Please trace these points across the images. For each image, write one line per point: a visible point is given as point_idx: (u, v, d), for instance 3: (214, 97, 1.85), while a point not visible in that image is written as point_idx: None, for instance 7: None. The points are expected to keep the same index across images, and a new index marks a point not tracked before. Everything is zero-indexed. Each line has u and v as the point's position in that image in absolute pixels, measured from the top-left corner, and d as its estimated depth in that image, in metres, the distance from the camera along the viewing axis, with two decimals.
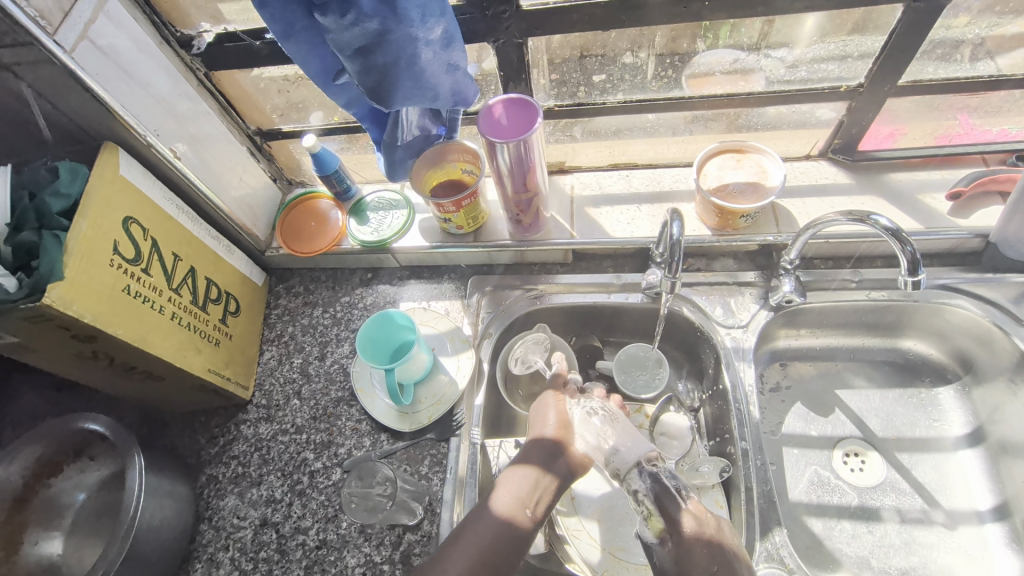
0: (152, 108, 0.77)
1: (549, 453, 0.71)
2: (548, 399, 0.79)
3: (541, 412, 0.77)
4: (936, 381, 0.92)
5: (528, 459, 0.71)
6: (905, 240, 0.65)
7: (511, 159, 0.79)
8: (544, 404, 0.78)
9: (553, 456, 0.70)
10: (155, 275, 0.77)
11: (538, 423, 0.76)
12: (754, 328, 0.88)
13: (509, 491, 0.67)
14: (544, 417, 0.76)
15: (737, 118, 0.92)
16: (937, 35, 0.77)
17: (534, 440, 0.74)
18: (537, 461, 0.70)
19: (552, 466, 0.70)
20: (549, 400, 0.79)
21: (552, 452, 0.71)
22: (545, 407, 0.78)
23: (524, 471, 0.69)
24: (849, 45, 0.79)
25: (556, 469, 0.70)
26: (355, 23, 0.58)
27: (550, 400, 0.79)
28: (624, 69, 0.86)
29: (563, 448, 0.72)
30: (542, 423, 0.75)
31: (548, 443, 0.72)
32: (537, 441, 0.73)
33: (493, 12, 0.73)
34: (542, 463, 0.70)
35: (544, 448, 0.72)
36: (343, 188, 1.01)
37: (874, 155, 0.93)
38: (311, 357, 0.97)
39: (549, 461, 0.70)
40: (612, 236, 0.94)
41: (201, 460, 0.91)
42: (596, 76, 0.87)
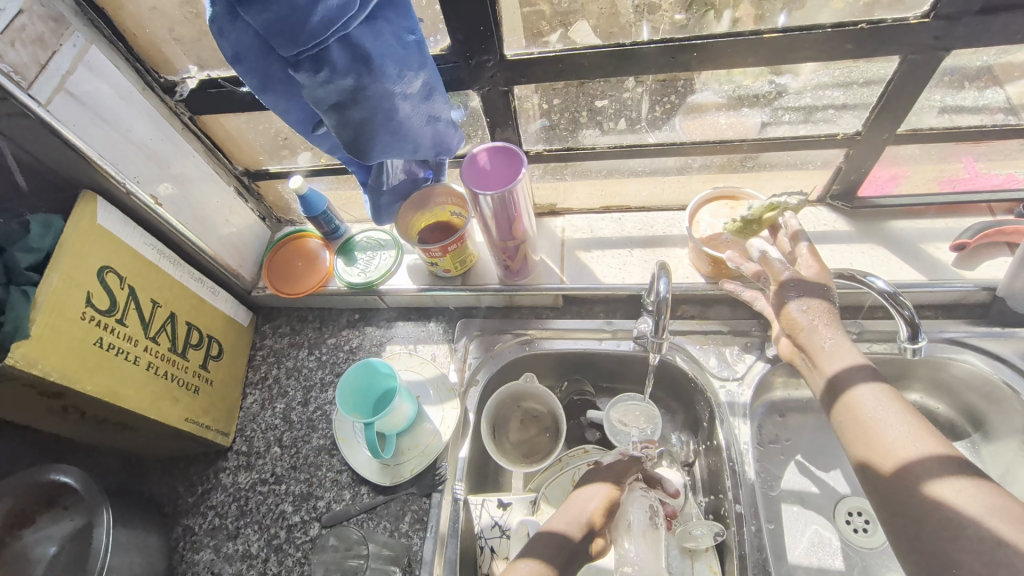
0: (132, 156, 0.76)
1: (564, 549, 0.66)
2: (601, 480, 0.74)
3: (575, 500, 0.72)
4: (943, 437, 0.87)
5: (538, 551, 0.65)
6: (903, 303, 0.62)
7: (496, 208, 0.77)
8: (597, 481, 0.74)
9: (567, 552, 0.66)
10: (131, 324, 0.75)
11: (568, 509, 0.71)
12: (750, 381, 0.84)
13: None
14: (580, 506, 0.71)
15: (731, 165, 0.89)
16: (947, 63, 0.70)
17: (546, 530, 0.69)
18: (549, 555, 0.65)
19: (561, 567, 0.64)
20: (608, 479, 0.74)
21: (567, 550, 0.66)
22: (585, 494, 0.73)
23: (534, 562, 0.64)
24: (854, 71, 0.73)
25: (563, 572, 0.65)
26: (329, 80, 0.56)
27: (593, 489, 0.73)
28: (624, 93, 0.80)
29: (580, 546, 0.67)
30: (568, 517, 0.70)
31: (566, 539, 0.67)
32: (551, 533, 0.68)
33: (477, 61, 0.72)
34: (553, 559, 0.64)
35: (556, 541, 0.66)
36: (331, 228, 1.00)
37: (874, 202, 0.90)
38: (294, 402, 0.95)
39: (561, 561, 0.65)
40: (603, 282, 0.92)
41: (178, 510, 0.88)
42: (597, 101, 0.81)
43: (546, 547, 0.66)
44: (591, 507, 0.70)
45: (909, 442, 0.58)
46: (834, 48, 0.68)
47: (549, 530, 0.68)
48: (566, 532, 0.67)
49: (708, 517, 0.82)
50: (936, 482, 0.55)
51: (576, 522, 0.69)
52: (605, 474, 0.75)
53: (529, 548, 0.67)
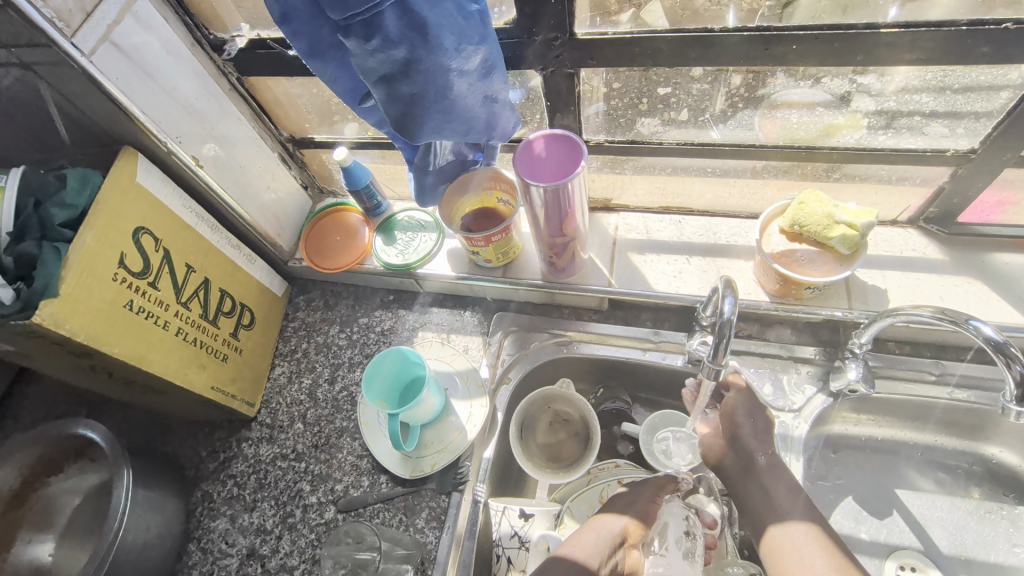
0: (177, 114, 0.74)
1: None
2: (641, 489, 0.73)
3: (588, 530, 0.68)
4: (1023, 500, 0.78)
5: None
6: (1014, 357, 0.55)
7: (548, 202, 0.71)
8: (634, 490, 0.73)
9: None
10: (162, 288, 0.74)
11: (579, 539, 0.67)
12: (807, 415, 0.77)
13: None
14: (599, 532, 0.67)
15: (814, 174, 0.80)
16: None
17: (556, 558, 0.65)
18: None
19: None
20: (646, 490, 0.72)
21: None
22: (597, 523, 0.69)
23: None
24: (949, 76, 0.63)
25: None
26: (380, 49, 0.51)
27: (604, 521, 0.68)
28: (698, 85, 0.72)
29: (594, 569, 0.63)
30: (584, 545, 0.65)
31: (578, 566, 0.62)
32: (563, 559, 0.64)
33: (543, 38, 0.65)
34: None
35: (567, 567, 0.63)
36: (373, 204, 0.96)
37: (976, 230, 0.79)
38: (321, 379, 0.92)
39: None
40: (654, 289, 0.85)
41: (199, 474, 0.88)
42: (660, 88, 0.73)
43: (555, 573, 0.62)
44: (611, 538, 0.66)
45: (786, 491, 0.64)
46: (958, 51, 0.59)
47: (559, 558, 0.64)
48: (582, 559, 0.63)
49: (742, 555, 0.76)
50: (804, 550, 0.59)
51: (595, 549, 0.65)
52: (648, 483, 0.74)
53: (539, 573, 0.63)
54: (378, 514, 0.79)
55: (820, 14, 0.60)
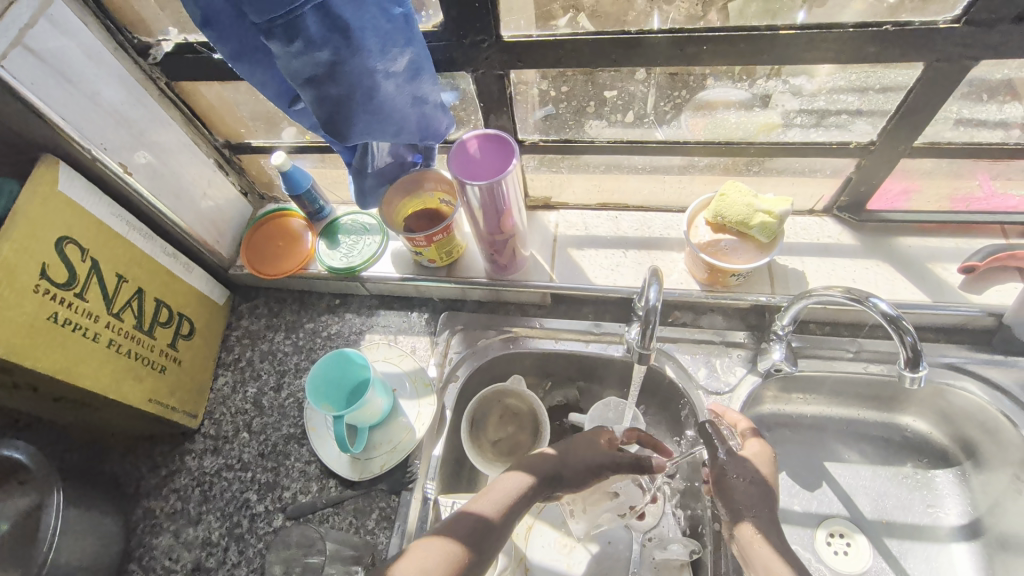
0: (101, 120, 0.72)
1: (479, 535, 0.63)
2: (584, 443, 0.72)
3: (498, 482, 0.68)
4: (934, 463, 0.84)
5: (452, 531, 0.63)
6: (905, 329, 0.60)
7: (483, 199, 0.73)
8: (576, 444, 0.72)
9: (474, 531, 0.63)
10: (92, 299, 0.72)
11: (490, 492, 0.67)
12: (739, 395, 0.80)
13: (418, 560, 0.60)
14: (498, 489, 0.67)
15: (736, 168, 0.85)
16: (972, 77, 0.67)
17: (465, 511, 0.66)
18: (464, 538, 0.63)
19: (477, 549, 0.63)
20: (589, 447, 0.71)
21: (488, 533, 0.64)
22: (509, 478, 0.69)
23: (444, 544, 0.62)
24: (870, 77, 0.69)
25: (481, 556, 0.63)
26: (303, 51, 0.52)
27: (516, 478, 0.68)
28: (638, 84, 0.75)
29: (495, 522, 0.65)
30: (494, 499, 0.66)
31: (486, 522, 0.65)
32: (465, 513, 0.65)
33: (470, 41, 0.67)
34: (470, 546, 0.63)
35: (466, 524, 0.64)
36: (315, 208, 0.95)
37: (883, 216, 0.86)
38: (266, 388, 0.91)
39: (476, 543, 0.63)
40: (593, 282, 0.88)
41: (139, 491, 0.85)
42: (603, 92, 0.77)
43: (463, 529, 0.64)
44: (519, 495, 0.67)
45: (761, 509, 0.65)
46: (854, 51, 0.64)
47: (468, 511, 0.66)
48: (490, 516, 0.65)
49: (685, 534, 0.79)
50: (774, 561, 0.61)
51: (502, 505, 0.66)
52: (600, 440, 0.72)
53: (444, 525, 0.65)
54: (328, 519, 0.79)
55: (742, 15, 0.64)
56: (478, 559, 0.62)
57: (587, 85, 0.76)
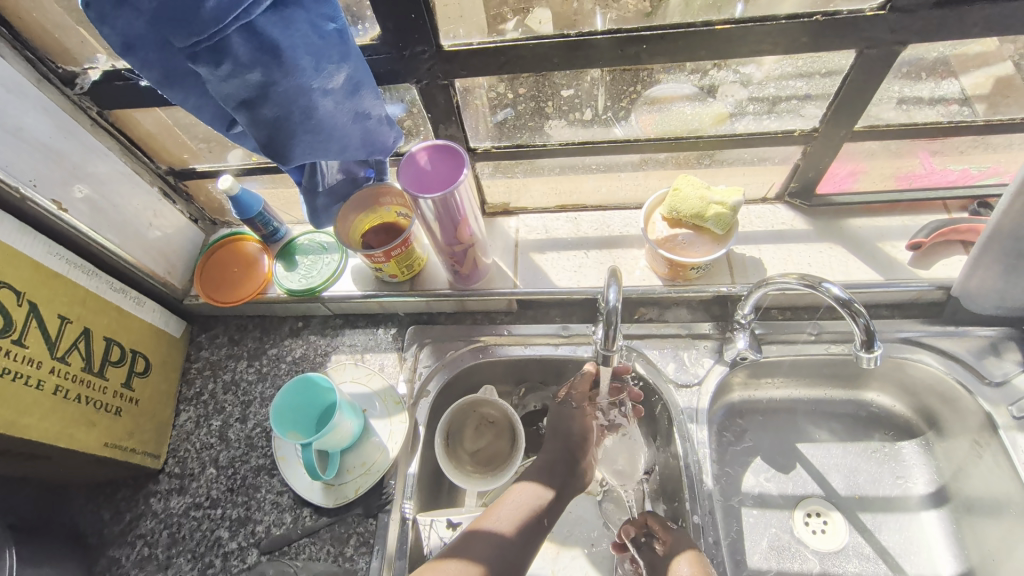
0: (28, 155, 0.69)
1: (499, 552, 0.62)
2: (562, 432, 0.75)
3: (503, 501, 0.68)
4: (899, 435, 0.87)
5: (470, 551, 0.62)
6: (858, 312, 0.61)
7: (438, 211, 0.72)
8: (559, 431, 0.76)
9: (494, 549, 0.62)
10: (32, 345, 0.69)
11: (497, 511, 0.67)
12: (708, 386, 0.81)
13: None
14: (510, 505, 0.67)
15: (688, 162, 0.86)
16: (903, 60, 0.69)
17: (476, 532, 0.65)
18: (482, 557, 0.61)
19: (498, 567, 0.61)
20: (569, 436, 0.75)
21: (506, 550, 0.63)
22: (514, 494, 0.69)
23: (459, 564, 0.60)
24: (816, 62, 0.70)
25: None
26: (232, 73, 0.51)
27: (518, 491, 0.69)
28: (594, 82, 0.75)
29: (513, 538, 0.64)
30: (503, 515, 0.66)
31: (502, 539, 0.63)
32: (481, 532, 0.64)
33: (411, 52, 0.66)
34: (491, 564, 0.61)
35: (484, 543, 0.63)
36: (269, 230, 0.93)
37: (833, 200, 0.88)
38: (231, 419, 0.88)
39: (496, 561, 0.61)
40: (557, 285, 0.88)
41: (102, 540, 0.81)
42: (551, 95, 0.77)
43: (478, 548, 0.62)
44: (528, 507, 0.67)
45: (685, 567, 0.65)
46: (791, 42, 0.65)
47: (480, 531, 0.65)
48: (506, 533, 0.64)
49: None
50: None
51: (517, 520, 0.65)
52: (570, 415, 0.76)
53: (457, 547, 0.63)
54: (304, 550, 0.76)
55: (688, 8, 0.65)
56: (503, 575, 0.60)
57: (536, 90, 0.76)
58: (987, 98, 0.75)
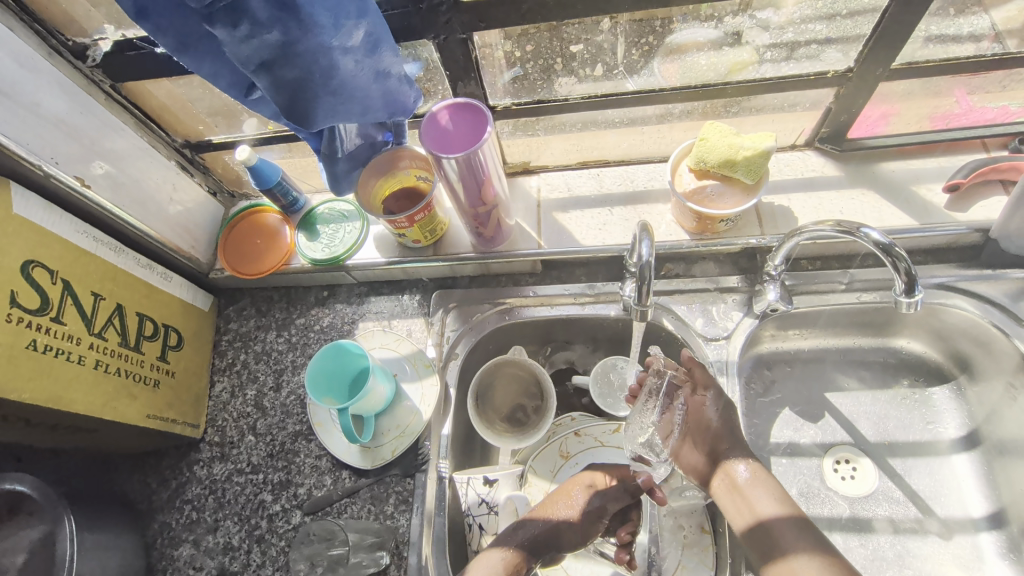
0: (47, 132, 0.68)
1: (541, 546, 0.70)
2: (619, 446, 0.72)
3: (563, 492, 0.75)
4: (931, 381, 0.86)
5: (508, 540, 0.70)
6: (898, 256, 0.60)
7: (461, 172, 0.71)
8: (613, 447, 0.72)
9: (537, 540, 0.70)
10: (69, 321, 0.70)
11: (556, 500, 0.74)
12: (737, 339, 0.81)
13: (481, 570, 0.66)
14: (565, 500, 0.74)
15: (715, 110, 0.83)
16: None
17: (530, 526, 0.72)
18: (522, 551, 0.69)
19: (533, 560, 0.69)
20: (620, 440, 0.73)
21: (549, 542, 0.71)
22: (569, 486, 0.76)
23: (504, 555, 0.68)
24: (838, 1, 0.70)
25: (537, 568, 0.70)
26: (251, 34, 0.49)
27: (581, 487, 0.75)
28: (602, 37, 0.73)
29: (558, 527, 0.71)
30: (560, 508, 0.73)
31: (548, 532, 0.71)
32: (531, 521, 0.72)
33: (428, 5, 0.63)
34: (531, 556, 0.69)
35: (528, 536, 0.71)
36: (289, 200, 0.92)
37: (866, 143, 0.85)
38: (265, 388, 0.90)
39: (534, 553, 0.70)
40: (583, 244, 0.87)
41: (152, 507, 0.84)
42: (573, 46, 0.75)
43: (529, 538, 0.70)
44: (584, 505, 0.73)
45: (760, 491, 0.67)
46: None
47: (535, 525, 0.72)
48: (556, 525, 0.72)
49: None
50: (758, 494, 0.67)
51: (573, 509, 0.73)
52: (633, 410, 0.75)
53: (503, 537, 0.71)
54: (346, 510, 0.79)
55: None
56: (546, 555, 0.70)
57: (556, 42, 0.74)
58: (1020, 34, 0.72)
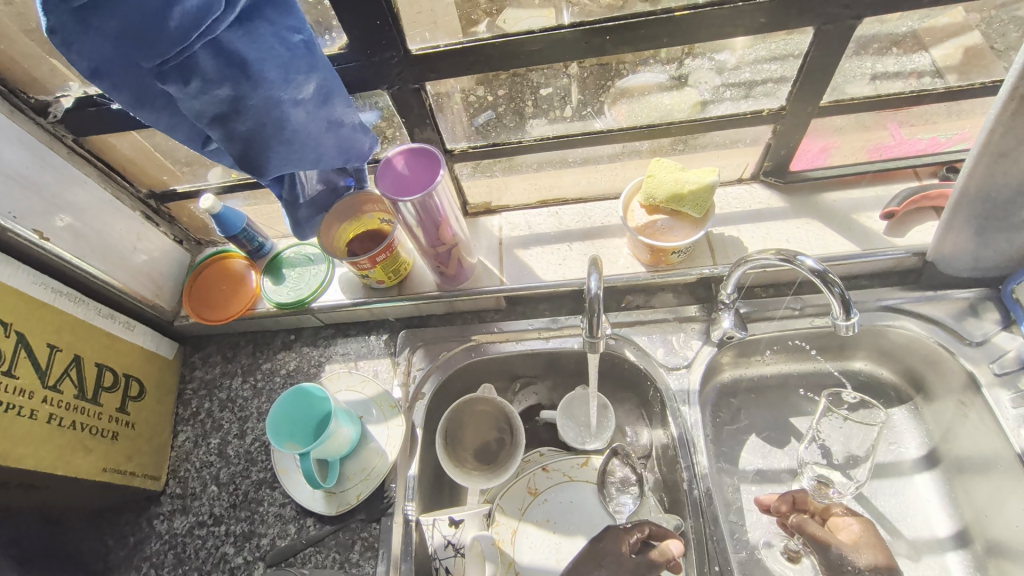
0: (5, 186, 0.69)
1: None
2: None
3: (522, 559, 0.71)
4: (888, 402, 0.88)
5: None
6: (832, 282, 0.63)
7: (418, 214, 0.73)
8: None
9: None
10: (23, 374, 0.69)
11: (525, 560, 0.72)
12: (697, 368, 0.83)
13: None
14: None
15: (663, 149, 0.87)
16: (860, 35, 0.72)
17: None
18: None
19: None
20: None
21: None
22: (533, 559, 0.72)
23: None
24: (787, 44, 0.73)
25: None
26: (202, 91, 0.52)
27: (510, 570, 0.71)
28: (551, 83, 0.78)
29: None
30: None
31: None
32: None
33: (379, 58, 0.67)
34: None
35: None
36: (255, 246, 0.93)
37: (807, 175, 0.90)
38: (229, 436, 0.88)
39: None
40: (543, 279, 0.89)
41: (109, 566, 0.81)
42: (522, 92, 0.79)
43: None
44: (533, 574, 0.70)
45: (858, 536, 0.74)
46: (749, 25, 0.67)
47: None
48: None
49: (666, 510, 0.80)
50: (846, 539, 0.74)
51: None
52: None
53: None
54: (311, 559, 0.77)
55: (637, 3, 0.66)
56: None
57: (507, 89, 0.78)
58: (956, 69, 0.77)
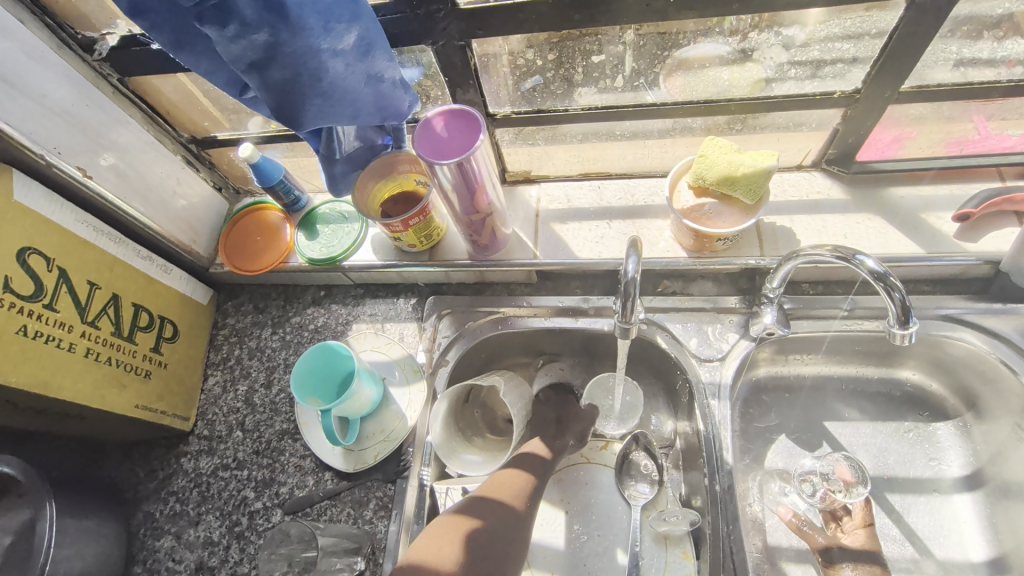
0: (51, 122, 0.70)
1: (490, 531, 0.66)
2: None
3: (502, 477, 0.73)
4: (934, 416, 0.83)
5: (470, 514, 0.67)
6: (893, 285, 0.58)
7: (454, 179, 0.71)
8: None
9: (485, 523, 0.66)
10: (63, 309, 0.71)
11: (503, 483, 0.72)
12: (731, 362, 0.79)
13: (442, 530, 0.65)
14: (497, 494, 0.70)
15: (718, 127, 0.82)
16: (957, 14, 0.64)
17: (485, 498, 0.69)
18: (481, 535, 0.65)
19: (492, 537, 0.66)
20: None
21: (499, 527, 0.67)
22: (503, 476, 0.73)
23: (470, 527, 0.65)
24: (866, 21, 0.66)
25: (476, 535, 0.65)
26: (240, 35, 0.50)
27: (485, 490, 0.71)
28: (603, 49, 0.73)
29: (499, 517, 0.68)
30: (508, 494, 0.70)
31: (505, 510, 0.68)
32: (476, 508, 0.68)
33: (426, 11, 0.64)
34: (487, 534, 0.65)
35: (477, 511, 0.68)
36: (292, 199, 0.93)
37: (874, 166, 0.83)
38: (256, 384, 0.90)
39: (495, 532, 0.66)
40: (578, 256, 0.86)
41: (138, 496, 0.85)
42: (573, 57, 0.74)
43: (493, 521, 0.67)
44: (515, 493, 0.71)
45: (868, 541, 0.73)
46: None
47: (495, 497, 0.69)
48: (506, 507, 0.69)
49: (684, 502, 0.79)
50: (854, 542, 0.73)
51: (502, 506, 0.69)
52: None
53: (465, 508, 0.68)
54: (326, 512, 0.78)
55: None
56: (523, 541, 0.68)
57: (557, 53, 0.73)
58: None
